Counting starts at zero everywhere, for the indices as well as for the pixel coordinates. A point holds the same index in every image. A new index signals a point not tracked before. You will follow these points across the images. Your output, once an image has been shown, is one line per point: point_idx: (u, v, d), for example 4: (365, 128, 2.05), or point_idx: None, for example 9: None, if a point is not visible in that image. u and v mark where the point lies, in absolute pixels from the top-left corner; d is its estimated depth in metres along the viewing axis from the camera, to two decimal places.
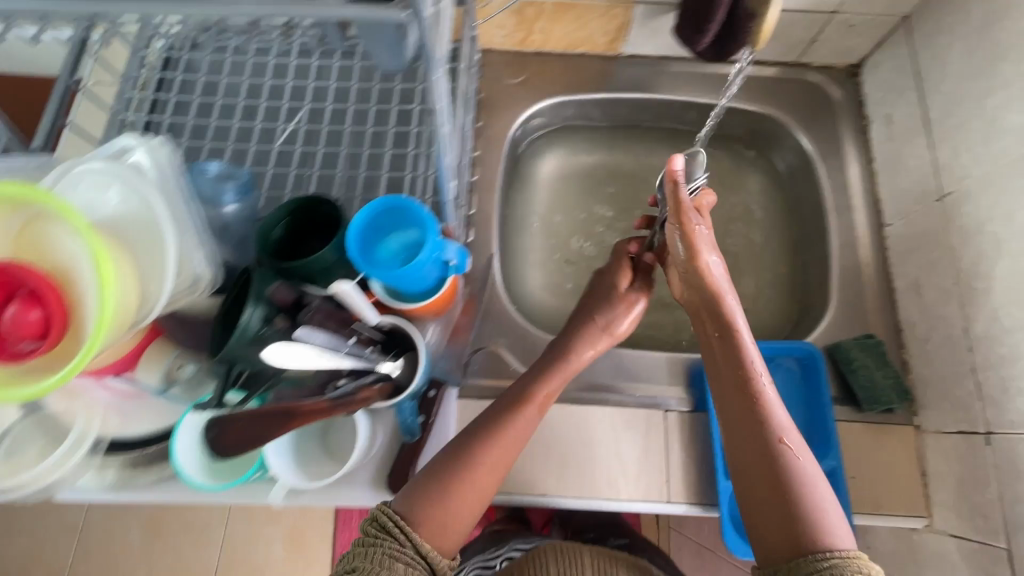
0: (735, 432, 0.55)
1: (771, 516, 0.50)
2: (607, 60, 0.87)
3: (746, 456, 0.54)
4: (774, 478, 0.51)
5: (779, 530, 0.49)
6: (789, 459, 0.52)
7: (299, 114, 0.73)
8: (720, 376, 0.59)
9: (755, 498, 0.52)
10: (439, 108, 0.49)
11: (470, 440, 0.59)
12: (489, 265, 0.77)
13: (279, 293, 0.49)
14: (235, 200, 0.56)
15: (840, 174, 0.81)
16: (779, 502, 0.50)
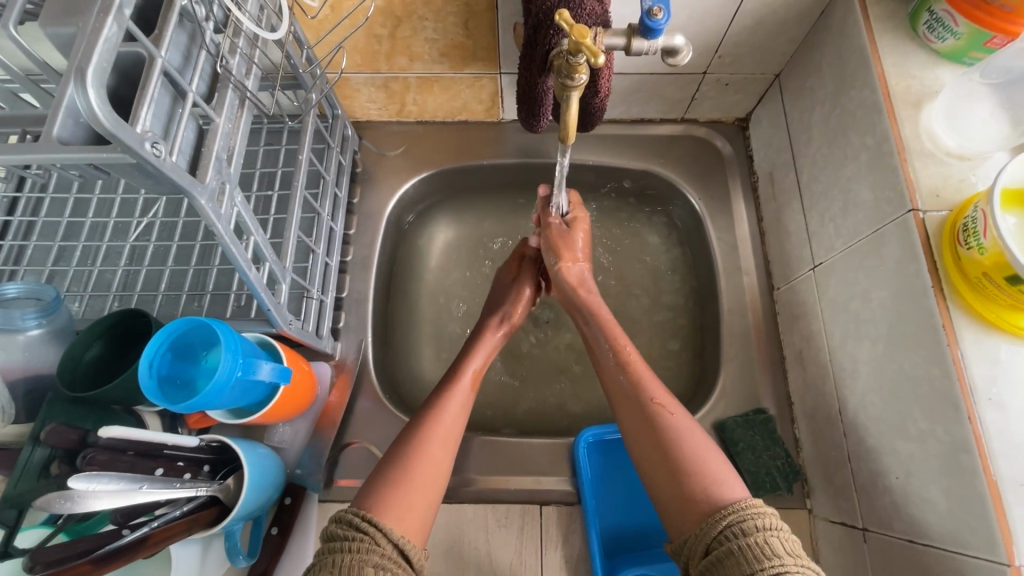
0: (619, 403, 0.54)
1: (664, 474, 0.48)
2: (490, 126, 0.84)
3: (629, 421, 0.52)
4: (659, 436, 0.50)
5: (675, 489, 0.46)
6: (666, 416, 0.51)
7: (156, 207, 0.72)
8: (599, 356, 0.59)
9: (651, 466, 0.49)
10: (225, 229, 0.46)
11: (413, 428, 0.54)
12: (361, 351, 0.73)
13: (56, 436, 0.47)
14: (38, 322, 0.53)
15: (730, 234, 0.78)
16: (667, 461, 0.48)
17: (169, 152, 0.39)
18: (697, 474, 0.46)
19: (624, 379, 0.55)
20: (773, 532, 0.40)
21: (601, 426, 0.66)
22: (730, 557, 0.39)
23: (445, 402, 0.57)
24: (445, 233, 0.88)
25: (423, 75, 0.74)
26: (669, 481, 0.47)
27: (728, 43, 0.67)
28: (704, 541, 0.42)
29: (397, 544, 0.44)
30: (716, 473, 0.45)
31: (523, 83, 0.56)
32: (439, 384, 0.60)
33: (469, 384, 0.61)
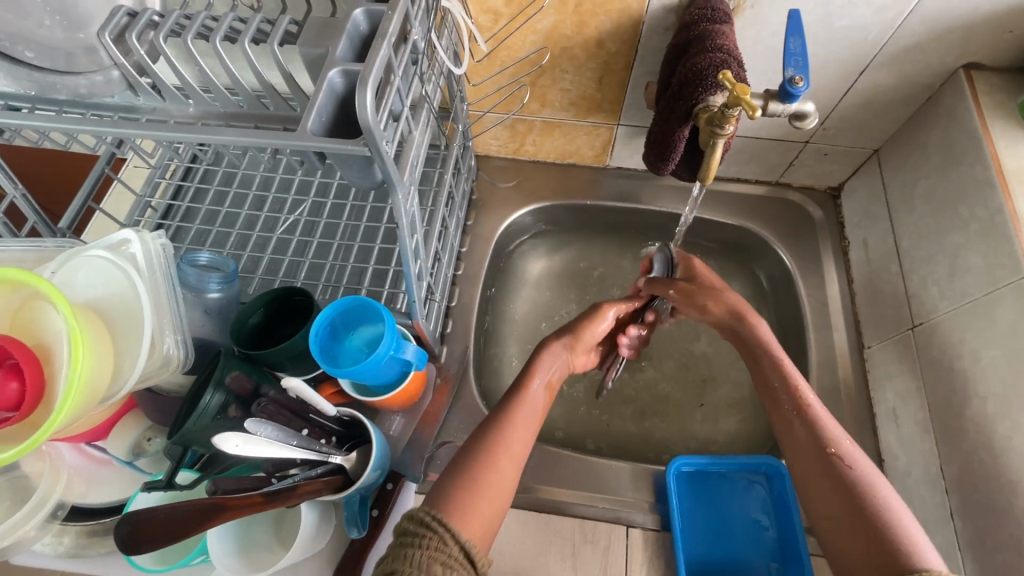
0: (793, 452, 0.55)
1: (848, 532, 0.48)
2: (595, 171, 0.93)
3: (804, 472, 0.53)
4: (836, 487, 0.50)
5: (857, 547, 0.46)
6: (847, 469, 0.51)
7: (302, 207, 0.81)
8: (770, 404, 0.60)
9: (827, 521, 0.50)
10: (406, 222, 0.54)
11: (480, 439, 0.55)
12: (464, 357, 0.79)
13: (238, 381, 0.53)
14: (218, 288, 0.61)
15: (820, 291, 0.81)
16: (849, 516, 0.48)
17: (390, 148, 0.47)
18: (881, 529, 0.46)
19: (800, 428, 0.56)
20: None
21: (688, 457, 0.68)
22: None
23: (517, 411, 0.58)
24: (540, 263, 0.95)
25: (548, 119, 0.84)
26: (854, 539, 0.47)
27: (835, 117, 0.74)
28: None
29: (462, 547, 0.45)
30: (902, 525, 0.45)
31: (660, 131, 0.64)
32: (508, 392, 0.61)
33: (539, 396, 0.61)
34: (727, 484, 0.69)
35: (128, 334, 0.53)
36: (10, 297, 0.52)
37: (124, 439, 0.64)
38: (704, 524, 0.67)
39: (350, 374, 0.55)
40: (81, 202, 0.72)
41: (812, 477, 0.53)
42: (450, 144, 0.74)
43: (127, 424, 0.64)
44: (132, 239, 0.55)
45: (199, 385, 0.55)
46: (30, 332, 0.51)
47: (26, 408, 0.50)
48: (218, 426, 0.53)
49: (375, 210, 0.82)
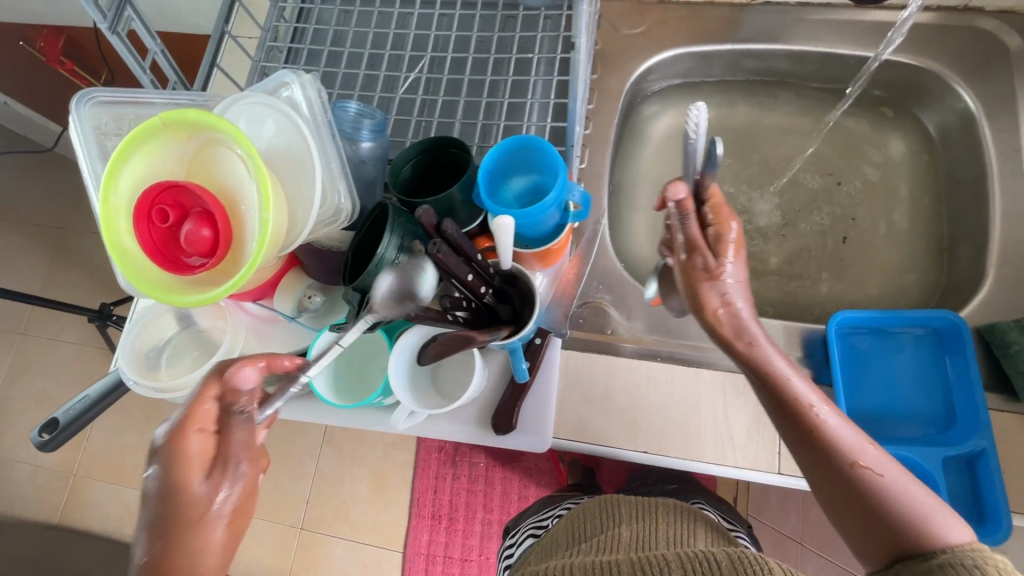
0: (814, 476, 0.50)
1: (855, 513, 0.48)
2: (736, 9, 0.81)
3: (835, 497, 0.49)
4: (860, 516, 0.47)
5: (876, 529, 0.47)
6: (873, 478, 0.47)
7: (421, 63, 0.76)
8: (828, 479, 0.49)
9: (864, 505, 0.47)
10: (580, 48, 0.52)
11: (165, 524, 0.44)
12: (597, 220, 0.76)
13: (425, 217, 0.51)
14: (370, 138, 0.59)
15: (1011, 136, 0.70)
16: (877, 515, 0.47)
17: None
18: (885, 513, 0.46)
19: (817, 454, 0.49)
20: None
21: (855, 311, 0.65)
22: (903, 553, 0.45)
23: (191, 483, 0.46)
24: (664, 124, 0.87)
25: None
26: (883, 533, 0.46)
27: None
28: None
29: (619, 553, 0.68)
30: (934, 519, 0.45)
31: None
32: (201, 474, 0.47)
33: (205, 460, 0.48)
34: (890, 341, 0.66)
35: (300, 178, 0.52)
36: (187, 147, 0.52)
37: (290, 295, 0.66)
38: (862, 380, 0.65)
39: (535, 214, 0.54)
40: (208, 64, 0.70)
41: (830, 491, 0.49)
42: None
43: (291, 281, 0.67)
44: (291, 81, 0.53)
45: (378, 221, 0.56)
46: (214, 182, 0.52)
47: (220, 255, 0.50)
48: (393, 273, 0.54)
49: (496, 63, 0.76)
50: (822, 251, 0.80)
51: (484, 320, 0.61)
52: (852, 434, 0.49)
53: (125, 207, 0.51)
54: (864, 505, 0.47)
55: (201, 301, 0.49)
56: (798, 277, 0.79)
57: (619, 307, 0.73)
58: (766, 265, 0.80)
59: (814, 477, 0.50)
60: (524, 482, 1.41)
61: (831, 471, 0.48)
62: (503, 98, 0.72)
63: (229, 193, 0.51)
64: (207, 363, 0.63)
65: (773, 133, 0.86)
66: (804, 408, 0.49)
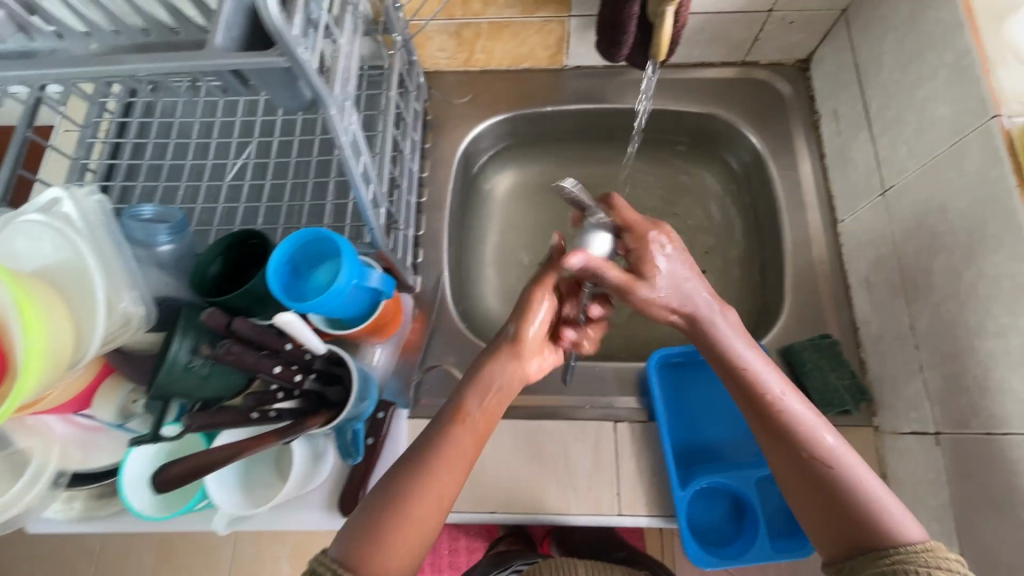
0: (774, 446, 0.49)
1: (807, 499, 0.47)
2: (554, 74, 0.87)
3: (793, 482, 0.48)
4: (819, 503, 0.46)
5: (828, 520, 0.46)
6: (828, 467, 0.46)
7: (248, 149, 0.77)
8: (788, 467, 0.48)
9: (825, 499, 0.46)
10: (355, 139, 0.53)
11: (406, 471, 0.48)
12: (439, 284, 0.78)
13: (212, 318, 0.50)
14: (169, 239, 0.58)
15: (792, 171, 0.79)
16: (830, 502, 0.46)
17: (342, 35, 0.49)
18: (854, 509, 0.45)
19: (772, 420, 0.49)
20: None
21: (669, 349, 0.70)
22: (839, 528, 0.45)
23: (445, 447, 0.49)
24: (507, 181, 0.92)
25: (494, 20, 0.77)
26: (827, 520, 0.46)
27: None
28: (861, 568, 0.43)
29: None
30: (885, 510, 0.44)
31: (608, 12, 0.58)
32: (439, 421, 0.52)
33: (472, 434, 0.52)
34: (708, 371, 0.72)
35: (80, 297, 0.50)
36: None
37: (111, 403, 0.63)
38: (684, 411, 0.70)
39: (346, 309, 0.57)
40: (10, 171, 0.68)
41: (789, 472, 0.48)
42: (390, 55, 0.69)
43: (110, 388, 0.63)
44: (63, 197, 0.52)
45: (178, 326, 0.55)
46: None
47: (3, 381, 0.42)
48: (191, 375, 0.52)
49: (325, 143, 0.78)
50: None
51: (311, 405, 0.60)
52: (810, 418, 0.49)
53: None
54: (817, 484, 0.46)
55: None
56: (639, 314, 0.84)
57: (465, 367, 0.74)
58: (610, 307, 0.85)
59: (771, 450, 0.49)
60: (453, 531, 1.04)
61: (786, 459, 0.48)
62: (329, 177, 0.74)
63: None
64: (16, 481, 0.60)
65: (606, 181, 0.92)
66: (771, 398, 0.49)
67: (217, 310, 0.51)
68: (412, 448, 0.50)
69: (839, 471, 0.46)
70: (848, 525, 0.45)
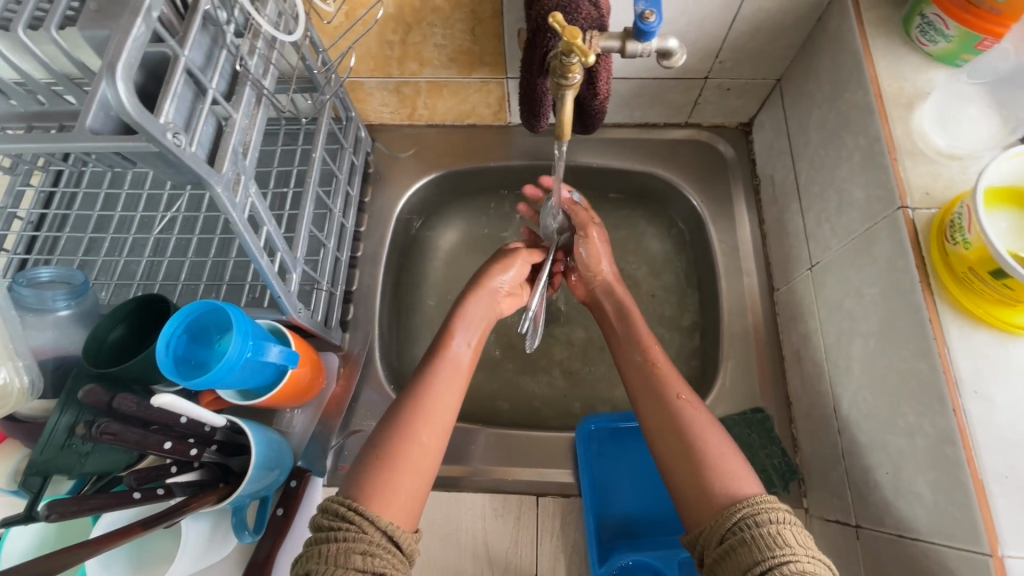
0: (642, 403, 0.56)
1: (674, 450, 0.51)
2: (498, 130, 0.87)
3: (661, 440, 0.52)
4: (686, 457, 0.50)
5: (693, 480, 0.48)
6: (685, 414, 0.53)
7: (179, 202, 0.76)
8: (660, 420, 0.53)
9: (689, 455, 0.50)
10: (256, 210, 0.52)
11: (395, 424, 0.53)
12: (368, 342, 0.76)
13: (92, 395, 0.48)
14: (68, 304, 0.57)
15: (731, 235, 0.78)
16: (682, 444, 0.51)
17: (235, 111, 0.48)
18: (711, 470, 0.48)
19: (644, 378, 0.58)
20: (783, 525, 0.42)
21: (602, 415, 0.68)
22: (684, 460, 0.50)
23: (434, 381, 0.56)
24: (451, 234, 0.91)
25: (433, 80, 0.78)
26: (691, 477, 0.48)
27: (728, 49, 0.69)
28: (718, 529, 0.44)
29: None
30: (734, 464, 0.48)
31: (524, 85, 0.58)
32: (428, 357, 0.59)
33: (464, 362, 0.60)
34: (640, 439, 0.69)
35: None
36: None
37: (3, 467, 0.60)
38: (612, 480, 0.67)
39: (236, 383, 0.54)
40: None
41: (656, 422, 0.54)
42: (318, 115, 0.68)
43: (4, 452, 0.60)
44: None
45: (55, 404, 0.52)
46: None
47: None
48: (70, 453, 0.50)
49: None
50: (597, 348, 0.84)
51: (213, 478, 0.57)
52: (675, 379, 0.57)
53: None
54: (684, 432, 0.51)
55: None
56: (579, 376, 0.82)
57: None
58: (550, 367, 0.83)
59: (645, 405, 0.56)
60: None
61: (657, 412, 0.54)
62: None
63: None
64: None
65: None
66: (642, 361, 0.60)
67: (99, 386, 0.49)
68: (400, 398, 0.55)
69: (696, 422, 0.52)
70: (710, 480, 0.47)
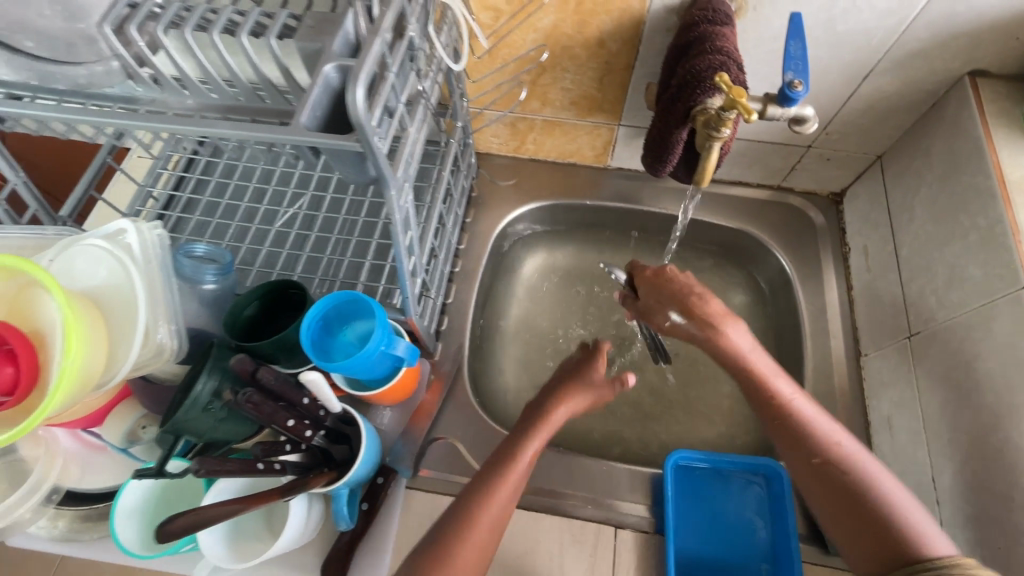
0: (788, 447, 0.55)
1: (837, 513, 0.51)
2: (596, 171, 0.92)
3: (820, 495, 0.52)
4: (854, 515, 0.50)
5: (865, 546, 0.49)
6: (839, 473, 0.52)
7: (301, 201, 0.81)
8: (811, 479, 0.53)
9: (850, 520, 0.50)
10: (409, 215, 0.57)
11: (474, 489, 0.54)
12: (459, 354, 0.79)
13: (240, 363, 0.52)
14: (214, 279, 0.63)
15: (819, 297, 0.80)
16: (846, 506, 0.51)
17: (412, 125, 0.54)
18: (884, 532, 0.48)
19: (784, 428, 0.55)
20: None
21: (689, 451, 0.69)
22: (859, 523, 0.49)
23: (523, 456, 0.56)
24: (537, 261, 0.95)
25: (549, 118, 0.83)
26: (864, 542, 0.49)
27: (838, 123, 0.73)
28: None
29: None
30: (908, 516, 0.48)
31: (656, 132, 0.63)
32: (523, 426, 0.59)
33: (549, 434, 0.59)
34: (723, 483, 0.69)
35: (122, 323, 0.54)
36: (8, 284, 0.52)
37: (119, 425, 0.64)
38: (692, 518, 0.67)
39: (361, 371, 0.58)
40: (82, 190, 0.72)
41: (813, 485, 0.53)
42: (448, 139, 0.73)
43: (122, 411, 0.65)
44: (130, 229, 0.56)
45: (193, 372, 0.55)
46: (25, 319, 0.51)
47: (20, 393, 0.49)
48: (209, 416, 0.53)
49: (373, 205, 0.82)
50: (673, 390, 0.85)
51: (315, 462, 0.59)
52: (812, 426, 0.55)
53: None
54: (843, 493, 0.51)
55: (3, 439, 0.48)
56: (652, 415, 0.83)
57: (470, 445, 0.74)
58: (624, 402, 0.84)
59: (793, 452, 0.55)
60: None
61: (805, 466, 0.54)
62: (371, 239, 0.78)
63: (43, 333, 0.51)
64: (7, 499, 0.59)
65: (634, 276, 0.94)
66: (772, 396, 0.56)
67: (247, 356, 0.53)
68: (490, 461, 0.56)
69: (855, 477, 0.51)
70: (886, 539, 0.48)
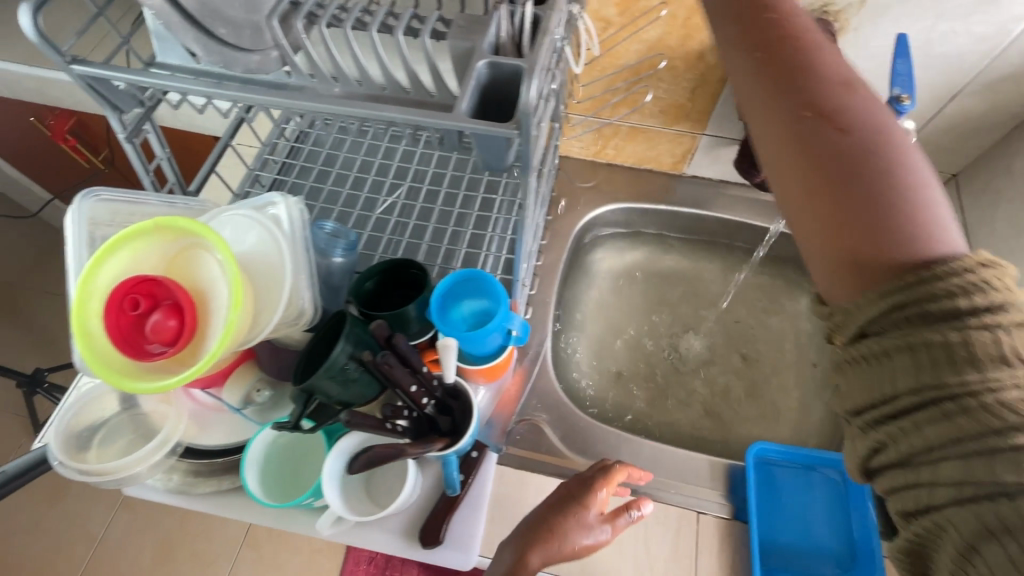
0: (788, 165, 0.43)
1: (832, 226, 0.40)
2: (671, 178, 0.97)
3: (805, 205, 0.42)
4: (852, 225, 0.39)
5: (866, 264, 0.39)
6: (872, 166, 0.39)
7: (400, 190, 0.85)
8: (820, 186, 0.40)
9: (833, 244, 0.40)
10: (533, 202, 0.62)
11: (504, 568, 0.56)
12: (542, 343, 0.83)
13: (376, 330, 0.56)
14: (341, 254, 0.68)
15: None
16: (862, 217, 0.39)
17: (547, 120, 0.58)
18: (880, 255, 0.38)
19: (835, 130, 0.41)
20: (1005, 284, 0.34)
21: (770, 444, 0.72)
22: (886, 337, 0.38)
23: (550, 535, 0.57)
24: (609, 261, 0.99)
25: (635, 125, 0.88)
26: (865, 267, 0.39)
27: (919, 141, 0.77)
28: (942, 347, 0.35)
29: None
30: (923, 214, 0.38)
31: None
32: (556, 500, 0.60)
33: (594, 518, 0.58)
34: (798, 477, 0.72)
35: (269, 286, 0.59)
36: (170, 244, 0.57)
37: (239, 386, 0.68)
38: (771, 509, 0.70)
39: (480, 344, 0.64)
40: (207, 169, 0.78)
41: (814, 220, 0.41)
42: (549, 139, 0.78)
43: (242, 373, 0.68)
44: (277, 201, 0.61)
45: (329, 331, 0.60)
46: (184, 277, 0.56)
47: (179, 344, 0.53)
48: (343, 377, 0.58)
49: (467, 198, 0.86)
50: (742, 390, 0.88)
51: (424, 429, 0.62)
52: (863, 109, 0.41)
53: (101, 293, 0.55)
54: (848, 202, 0.39)
55: (162, 386, 0.51)
56: (722, 413, 0.86)
57: (555, 427, 0.78)
58: (694, 400, 0.87)
59: (780, 175, 0.43)
60: None
61: (813, 173, 0.41)
62: (467, 228, 0.82)
63: (201, 290, 0.56)
64: (141, 450, 0.63)
65: (703, 280, 0.97)
66: (817, 99, 0.41)
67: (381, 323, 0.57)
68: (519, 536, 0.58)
69: (895, 174, 0.39)
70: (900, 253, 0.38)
